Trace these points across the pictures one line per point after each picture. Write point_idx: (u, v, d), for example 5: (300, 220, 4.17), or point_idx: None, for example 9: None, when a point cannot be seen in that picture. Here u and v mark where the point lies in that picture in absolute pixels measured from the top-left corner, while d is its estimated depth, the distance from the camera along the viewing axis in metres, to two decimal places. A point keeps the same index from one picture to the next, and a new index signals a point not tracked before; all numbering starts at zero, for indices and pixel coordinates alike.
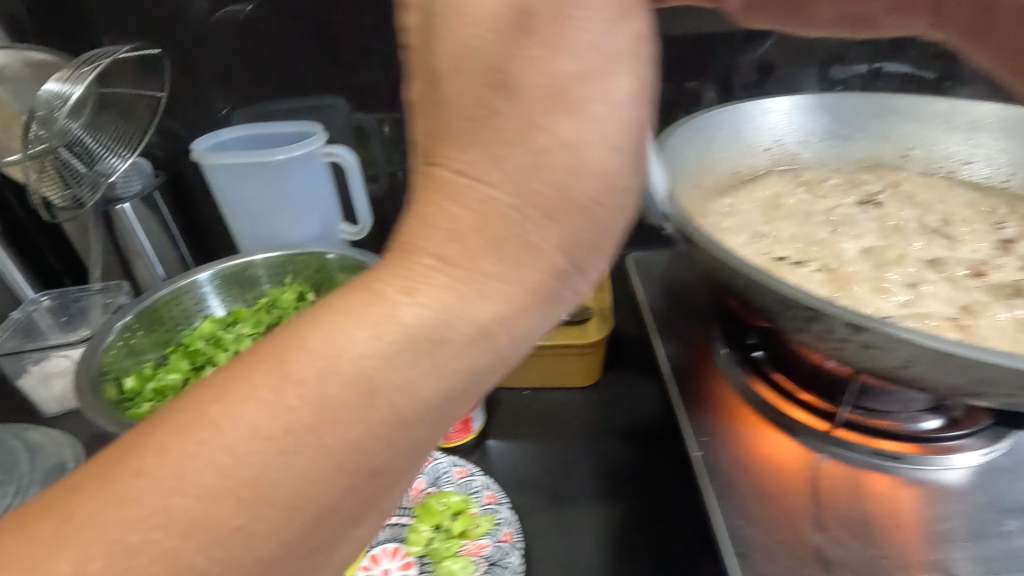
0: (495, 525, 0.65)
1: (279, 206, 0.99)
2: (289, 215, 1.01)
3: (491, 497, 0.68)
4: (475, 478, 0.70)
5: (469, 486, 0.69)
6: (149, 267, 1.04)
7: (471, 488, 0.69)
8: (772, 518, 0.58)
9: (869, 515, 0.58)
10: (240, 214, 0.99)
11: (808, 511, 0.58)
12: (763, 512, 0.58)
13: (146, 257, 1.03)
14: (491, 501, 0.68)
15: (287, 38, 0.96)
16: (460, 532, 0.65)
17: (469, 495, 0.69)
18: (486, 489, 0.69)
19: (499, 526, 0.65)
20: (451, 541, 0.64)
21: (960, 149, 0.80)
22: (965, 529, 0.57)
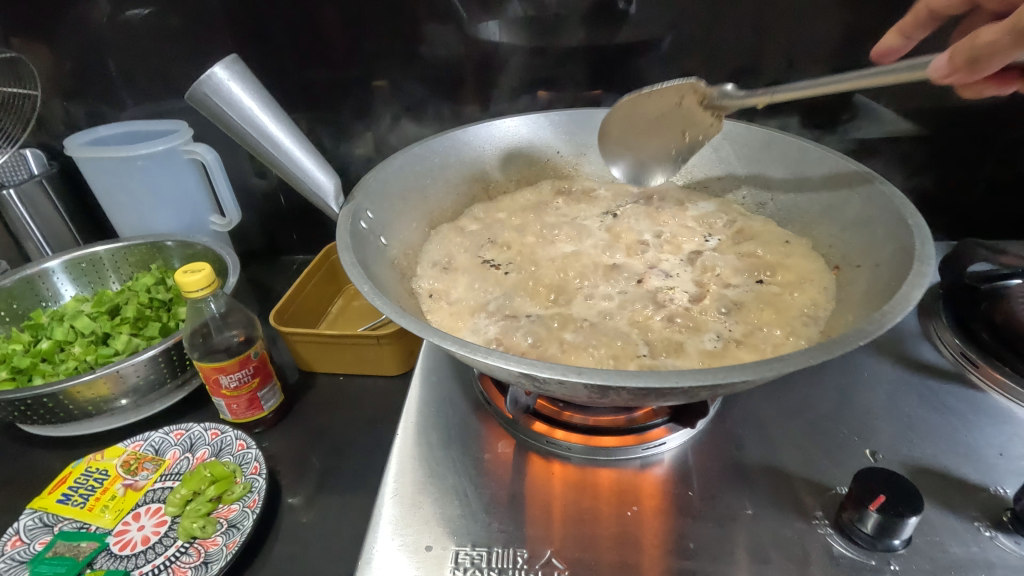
0: (248, 492, 0.72)
1: (147, 198, 1.07)
2: (159, 208, 1.09)
3: (255, 467, 0.75)
4: (250, 450, 0.77)
5: (243, 457, 0.76)
6: (38, 250, 1.13)
7: (244, 459, 0.76)
8: (468, 510, 0.57)
9: (592, 514, 0.57)
10: (113, 205, 1.08)
11: (507, 507, 0.57)
12: (460, 508, 0.57)
13: (36, 240, 1.12)
14: (254, 472, 0.74)
15: (192, 44, 1.09)
16: (216, 497, 0.71)
17: (240, 466, 0.76)
18: (254, 461, 0.76)
19: (252, 494, 0.72)
20: (204, 504, 0.70)
21: (706, 166, 0.77)
22: (664, 520, 0.56)
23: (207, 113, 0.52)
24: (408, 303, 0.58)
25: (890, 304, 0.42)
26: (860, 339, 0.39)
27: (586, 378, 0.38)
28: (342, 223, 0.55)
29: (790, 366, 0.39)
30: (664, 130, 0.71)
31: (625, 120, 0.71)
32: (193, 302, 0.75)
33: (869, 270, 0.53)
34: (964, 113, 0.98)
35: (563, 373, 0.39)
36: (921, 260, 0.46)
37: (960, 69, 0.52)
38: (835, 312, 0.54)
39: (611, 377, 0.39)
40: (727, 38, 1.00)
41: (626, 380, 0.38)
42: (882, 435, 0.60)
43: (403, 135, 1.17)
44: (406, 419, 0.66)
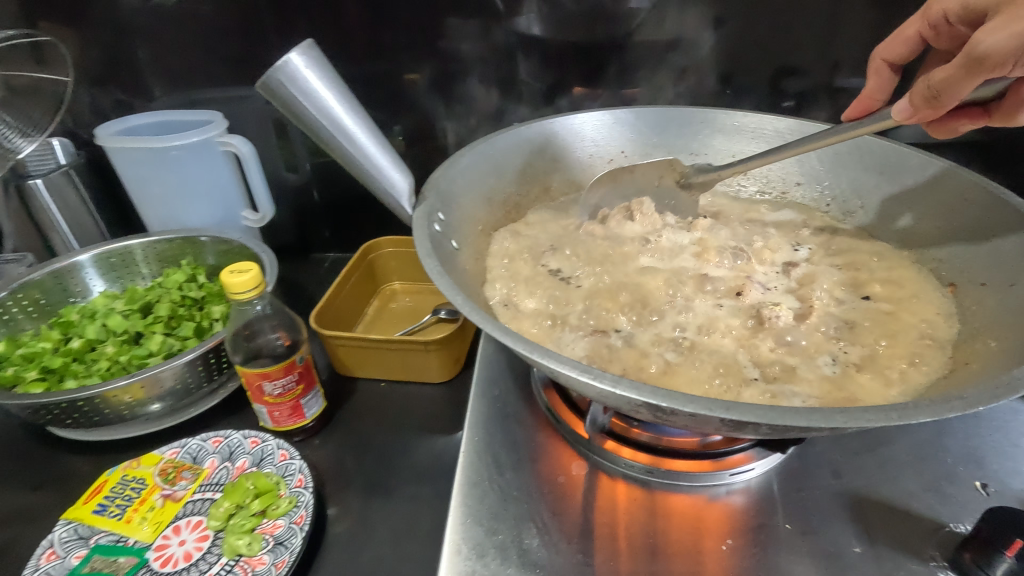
0: (294, 507, 0.68)
1: (179, 191, 1.03)
2: (191, 201, 1.05)
3: (301, 480, 0.71)
4: (293, 461, 0.73)
5: (287, 469, 0.72)
6: (63, 242, 1.09)
7: (287, 470, 0.72)
8: (547, 541, 0.53)
9: (661, 548, 0.52)
10: (144, 197, 1.04)
11: (584, 538, 0.53)
12: (538, 538, 0.53)
13: (61, 232, 1.08)
14: (299, 484, 0.70)
15: (230, 32, 1.04)
16: (260, 511, 0.67)
17: (283, 478, 0.71)
18: (299, 473, 0.71)
19: (298, 509, 0.68)
20: (248, 519, 0.66)
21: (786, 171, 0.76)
22: (761, 557, 0.51)
23: (281, 102, 0.48)
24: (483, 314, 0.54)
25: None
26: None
27: (741, 416, 0.32)
28: (417, 226, 0.51)
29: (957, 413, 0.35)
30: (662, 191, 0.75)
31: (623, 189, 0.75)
32: (237, 305, 0.71)
33: (1010, 292, 0.52)
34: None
35: (710, 408, 0.33)
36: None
37: (922, 107, 0.56)
38: (962, 335, 0.55)
39: (767, 416, 0.33)
40: (793, 33, 0.95)
41: (792, 419, 0.32)
42: (991, 465, 0.56)
43: (443, 132, 1.12)
44: (468, 436, 0.62)
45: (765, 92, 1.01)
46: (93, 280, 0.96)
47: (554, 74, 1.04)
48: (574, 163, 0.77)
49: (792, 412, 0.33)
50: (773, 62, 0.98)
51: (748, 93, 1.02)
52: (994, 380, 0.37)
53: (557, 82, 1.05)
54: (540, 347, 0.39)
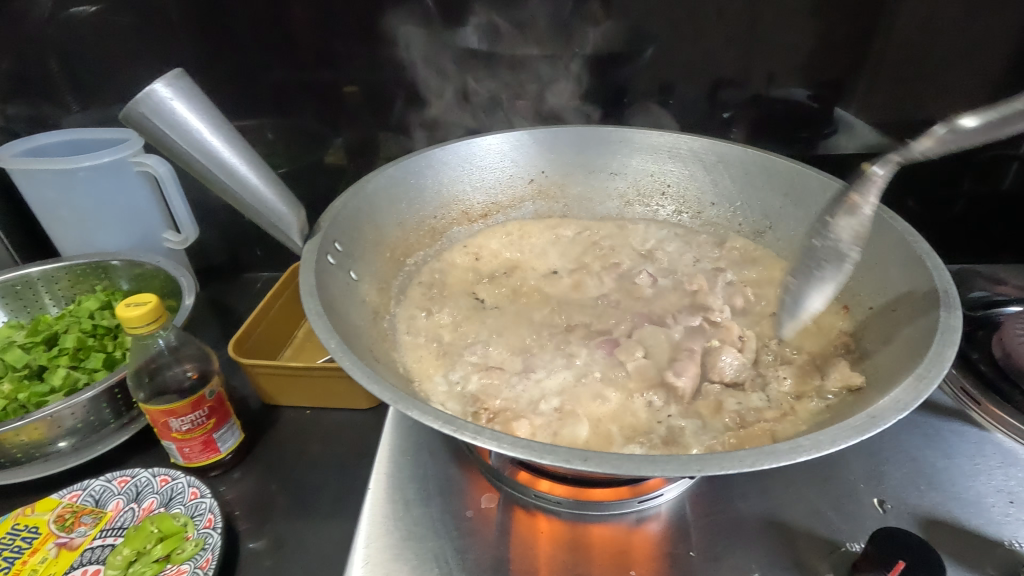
0: (200, 551, 0.65)
1: (92, 213, 0.98)
2: (106, 223, 1.00)
3: (209, 521, 0.67)
4: (203, 500, 0.69)
5: (195, 508, 0.69)
6: None
7: (196, 510, 0.68)
8: None
9: None
10: (54, 221, 0.99)
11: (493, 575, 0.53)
12: None
13: None
14: (208, 525, 0.67)
15: (145, 44, 1.00)
16: (163, 557, 0.64)
17: (192, 518, 0.68)
18: (207, 512, 0.68)
19: (204, 552, 0.64)
20: (150, 565, 0.63)
21: (702, 192, 0.76)
22: None
23: (148, 137, 0.46)
24: (375, 350, 0.53)
25: (923, 366, 0.44)
26: (902, 410, 0.40)
27: (599, 468, 0.33)
28: (306, 261, 0.50)
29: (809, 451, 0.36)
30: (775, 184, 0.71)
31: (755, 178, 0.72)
32: (138, 339, 0.67)
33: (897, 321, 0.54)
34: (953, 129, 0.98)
35: (565, 460, 0.34)
36: (946, 312, 0.48)
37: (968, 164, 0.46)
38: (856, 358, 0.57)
39: (624, 466, 0.34)
40: (721, 49, 0.97)
41: (646, 468, 0.34)
42: (889, 480, 0.58)
43: (378, 145, 1.10)
44: (377, 471, 0.61)
45: (696, 106, 1.03)
46: None
47: (486, 87, 1.04)
48: (492, 184, 0.76)
49: (651, 460, 0.35)
50: (703, 77, 1.00)
51: (678, 107, 1.03)
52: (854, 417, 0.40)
53: (489, 95, 1.05)
54: (406, 395, 0.39)
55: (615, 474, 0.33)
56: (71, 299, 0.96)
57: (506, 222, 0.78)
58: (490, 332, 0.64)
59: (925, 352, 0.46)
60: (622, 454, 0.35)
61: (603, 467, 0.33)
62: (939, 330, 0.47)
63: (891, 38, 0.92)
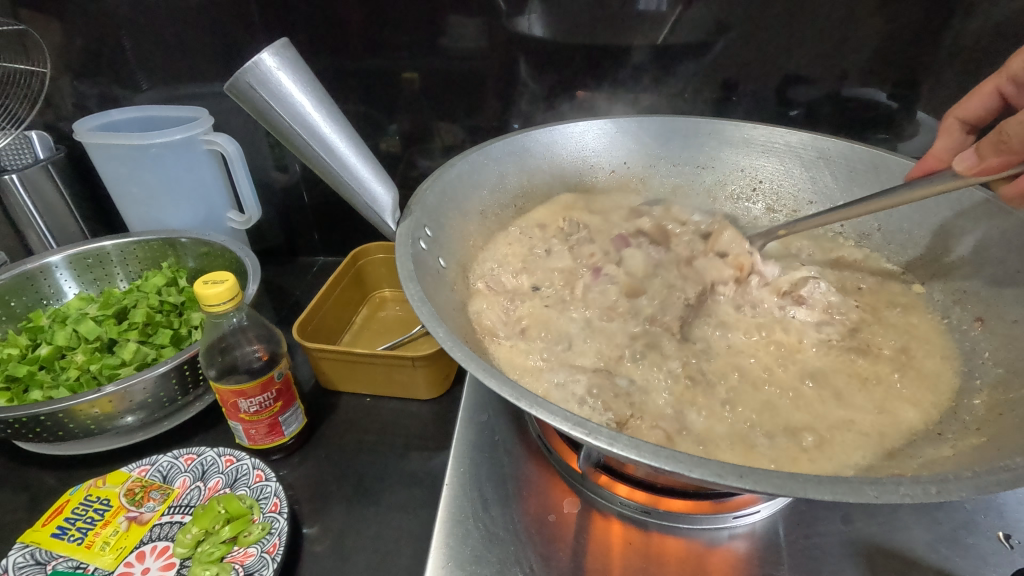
0: (267, 535, 0.64)
1: (161, 190, 0.99)
2: (173, 201, 1.01)
3: (276, 504, 0.66)
4: (269, 483, 0.69)
5: (261, 491, 0.68)
6: (40, 239, 1.03)
7: (262, 493, 0.68)
8: None
9: None
10: (124, 197, 1.00)
11: None
12: None
13: (39, 229, 1.02)
14: (274, 509, 0.66)
15: (217, 22, 1.00)
16: (231, 539, 0.63)
17: (258, 501, 0.67)
18: (274, 496, 0.67)
19: (271, 537, 0.63)
20: (218, 546, 0.62)
21: (800, 189, 0.71)
22: None
23: (250, 107, 0.44)
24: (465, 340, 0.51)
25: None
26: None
27: (758, 486, 0.31)
28: (401, 243, 0.47)
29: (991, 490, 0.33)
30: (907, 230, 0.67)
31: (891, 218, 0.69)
32: (212, 317, 0.67)
33: None
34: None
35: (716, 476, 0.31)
36: None
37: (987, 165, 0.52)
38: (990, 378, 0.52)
39: (788, 487, 0.31)
40: (809, 39, 0.90)
41: (815, 490, 0.31)
42: (1011, 513, 0.53)
43: (440, 132, 1.08)
44: (451, 466, 0.59)
45: (778, 101, 0.96)
46: (67, 282, 0.92)
47: (555, 74, 1.00)
48: (572, 173, 0.74)
49: (813, 481, 0.32)
50: (787, 69, 0.93)
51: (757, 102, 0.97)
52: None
53: (559, 83, 1.01)
54: (529, 392, 0.36)
55: (774, 495, 0.31)
56: (139, 274, 0.97)
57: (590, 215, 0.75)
58: (571, 326, 0.61)
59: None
60: (777, 473, 0.33)
61: (765, 486, 0.31)
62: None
63: (1006, 30, 0.84)
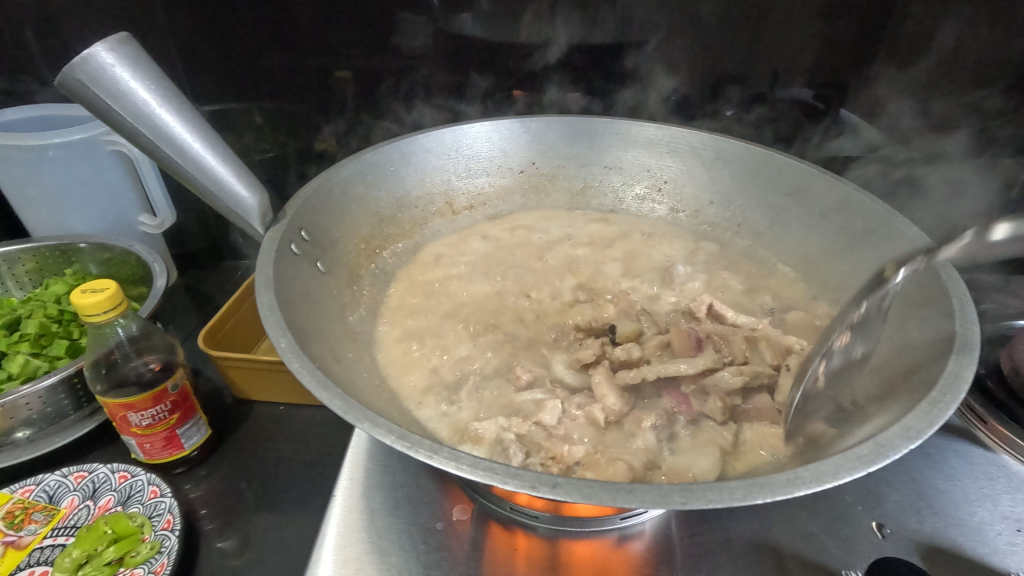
0: (155, 554, 0.61)
1: (62, 192, 0.93)
2: (78, 204, 0.96)
3: (168, 522, 0.63)
4: (163, 499, 0.65)
5: (153, 509, 0.65)
6: None
7: (154, 510, 0.65)
8: None
9: None
10: (22, 201, 0.94)
11: None
12: None
13: None
14: (166, 527, 0.63)
15: (125, 18, 0.95)
16: (116, 560, 0.60)
17: (149, 519, 0.64)
18: (167, 513, 0.64)
19: (159, 556, 0.61)
20: (100, 569, 0.59)
21: (700, 189, 0.74)
22: None
23: (88, 106, 0.42)
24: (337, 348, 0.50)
25: (938, 390, 0.41)
26: (913, 439, 0.37)
27: (567, 496, 0.31)
28: (265, 248, 0.47)
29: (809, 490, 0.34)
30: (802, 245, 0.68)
31: (789, 233, 0.69)
32: (95, 328, 0.63)
33: (905, 335, 0.52)
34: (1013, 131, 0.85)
35: (531, 486, 0.31)
36: (964, 326, 0.47)
37: None
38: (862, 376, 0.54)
39: (598, 496, 0.32)
40: (727, 43, 0.91)
41: (623, 499, 0.32)
42: (889, 503, 0.55)
43: (365, 132, 1.06)
44: (343, 477, 0.57)
45: (703, 100, 0.97)
46: None
47: (480, 73, 0.99)
48: (478, 172, 0.76)
49: (629, 490, 0.33)
50: (709, 72, 0.94)
51: (677, 103, 0.99)
52: (863, 444, 0.38)
53: (483, 82, 1.00)
54: (362, 406, 0.36)
55: (585, 504, 0.31)
56: (40, 283, 0.92)
57: (491, 213, 0.78)
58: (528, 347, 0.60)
59: (940, 371, 0.44)
60: (594, 481, 0.33)
61: (575, 495, 0.31)
62: (954, 351, 0.45)
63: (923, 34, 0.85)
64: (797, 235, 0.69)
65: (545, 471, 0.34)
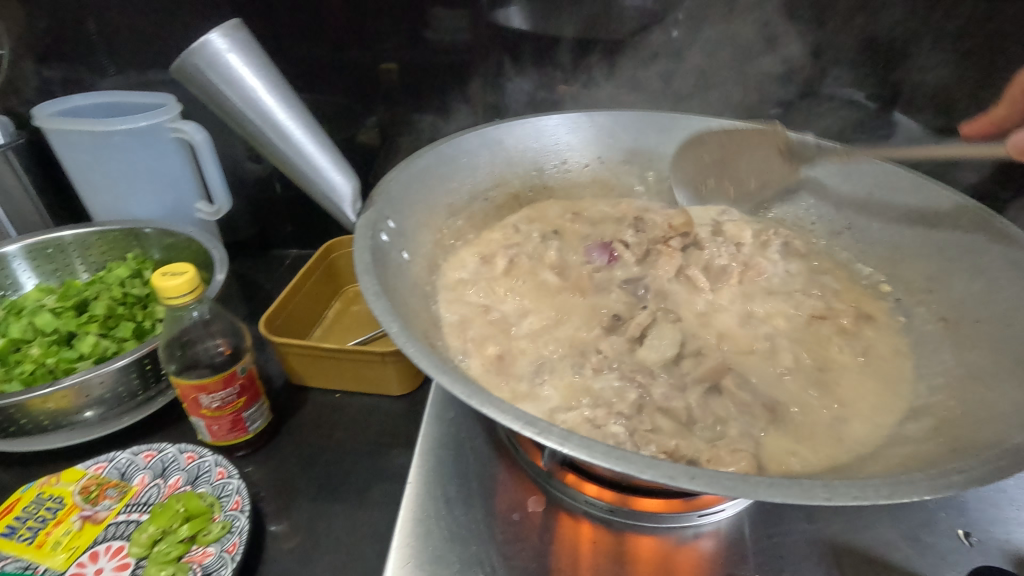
0: (227, 533, 0.62)
1: (126, 177, 0.95)
2: (138, 190, 0.98)
3: (237, 502, 0.65)
4: (231, 480, 0.67)
5: (223, 489, 0.66)
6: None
7: (223, 490, 0.66)
8: None
9: None
10: (87, 185, 0.97)
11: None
12: None
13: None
14: (235, 508, 0.64)
15: (188, 9, 0.96)
16: (189, 537, 0.61)
17: (218, 499, 0.65)
18: (235, 494, 0.65)
19: (231, 535, 0.62)
20: (175, 546, 0.60)
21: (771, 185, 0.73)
22: None
23: (201, 91, 0.43)
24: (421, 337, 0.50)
25: None
26: None
27: (707, 488, 0.32)
28: (360, 235, 0.47)
29: (928, 493, 0.33)
30: (887, 246, 0.67)
31: (871, 232, 0.69)
32: (172, 310, 0.65)
33: (1001, 338, 0.51)
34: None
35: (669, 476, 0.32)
36: None
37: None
38: (951, 382, 0.52)
39: (739, 488, 0.32)
40: (792, 40, 0.89)
41: (765, 492, 0.32)
42: (973, 511, 0.53)
43: (416, 125, 1.06)
44: (415, 465, 0.58)
45: (758, 98, 0.95)
46: (25, 272, 0.89)
47: (534, 68, 0.98)
48: (545, 167, 0.76)
49: (764, 483, 0.33)
50: (769, 69, 0.92)
51: (735, 101, 0.97)
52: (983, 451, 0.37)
53: (537, 77, 1.00)
54: (483, 391, 0.36)
55: (726, 495, 0.31)
56: (102, 265, 0.94)
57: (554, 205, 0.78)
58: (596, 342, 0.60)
59: None
60: (727, 474, 0.33)
61: (714, 487, 0.31)
62: None
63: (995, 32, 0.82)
64: (880, 236, 0.68)
65: (675, 462, 0.34)
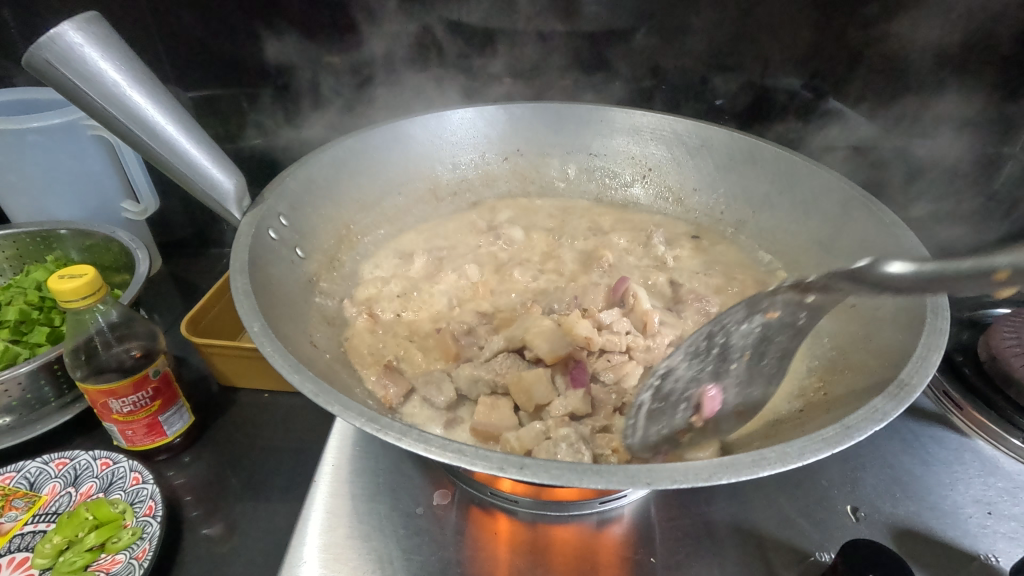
0: (137, 540, 0.61)
1: (42, 177, 0.92)
2: (58, 190, 0.94)
3: (150, 508, 0.63)
4: (145, 486, 0.65)
5: (136, 495, 0.64)
6: None
7: (136, 496, 0.64)
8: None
9: None
10: (2, 186, 0.93)
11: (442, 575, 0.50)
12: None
13: None
14: (147, 514, 0.63)
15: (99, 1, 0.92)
16: (98, 546, 0.60)
17: (131, 505, 0.64)
18: (149, 500, 0.64)
19: (141, 542, 0.60)
20: (82, 555, 0.59)
21: (684, 176, 0.75)
22: None
23: (58, 86, 0.44)
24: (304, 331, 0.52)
25: (905, 371, 0.42)
26: (878, 421, 0.38)
27: (533, 476, 0.33)
28: (242, 232, 0.50)
29: (770, 472, 0.34)
30: (788, 237, 0.68)
31: (771, 222, 0.70)
32: (75, 314, 0.63)
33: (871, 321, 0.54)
34: (1013, 122, 0.83)
35: (497, 467, 0.33)
36: (933, 314, 0.46)
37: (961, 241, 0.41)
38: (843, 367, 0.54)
39: (563, 476, 0.33)
40: (722, 32, 0.88)
41: (590, 480, 0.33)
42: (865, 487, 0.56)
43: (351, 120, 1.03)
44: (326, 463, 0.57)
45: (692, 88, 0.95)
46: None
47: (469, 59, 0.96)
48: (464, 160, 0.76)
49: (596, 471, 0.34)
50: (702, 60, 0.92)
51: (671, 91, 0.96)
52: (828, 426, 0.38)
53: (473, 68, 0.97)
54: (332, 390, 0.37)
55: (550, 483, 0.33)
56: (19, 269, 0.90)
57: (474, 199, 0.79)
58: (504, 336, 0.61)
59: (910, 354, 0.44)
60: (563, 463, 0.35)
61: (538, 476, 0.33)
62: (924, 332, 0.45)
63: None
64: (778, 225, 0.70)
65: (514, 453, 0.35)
